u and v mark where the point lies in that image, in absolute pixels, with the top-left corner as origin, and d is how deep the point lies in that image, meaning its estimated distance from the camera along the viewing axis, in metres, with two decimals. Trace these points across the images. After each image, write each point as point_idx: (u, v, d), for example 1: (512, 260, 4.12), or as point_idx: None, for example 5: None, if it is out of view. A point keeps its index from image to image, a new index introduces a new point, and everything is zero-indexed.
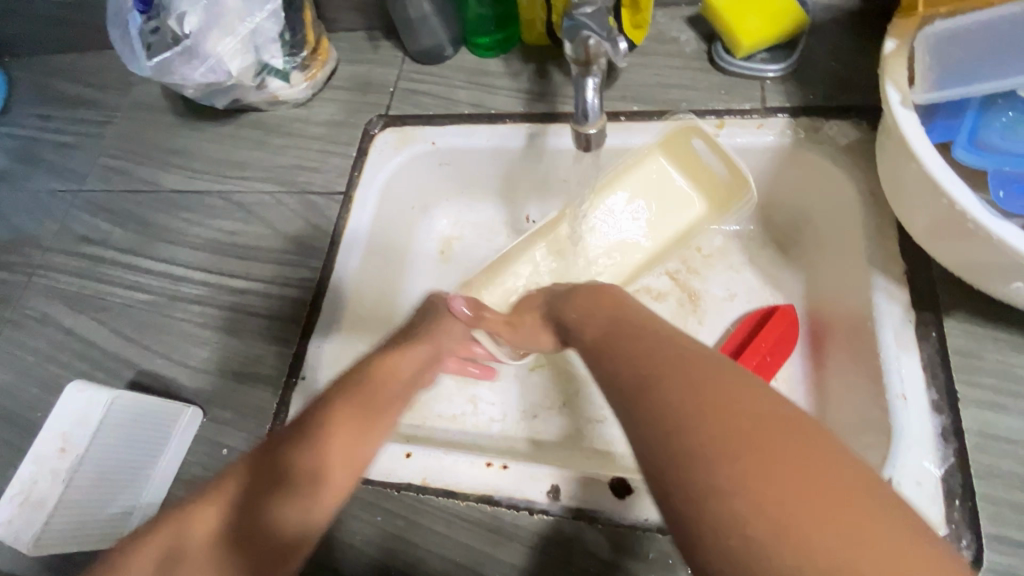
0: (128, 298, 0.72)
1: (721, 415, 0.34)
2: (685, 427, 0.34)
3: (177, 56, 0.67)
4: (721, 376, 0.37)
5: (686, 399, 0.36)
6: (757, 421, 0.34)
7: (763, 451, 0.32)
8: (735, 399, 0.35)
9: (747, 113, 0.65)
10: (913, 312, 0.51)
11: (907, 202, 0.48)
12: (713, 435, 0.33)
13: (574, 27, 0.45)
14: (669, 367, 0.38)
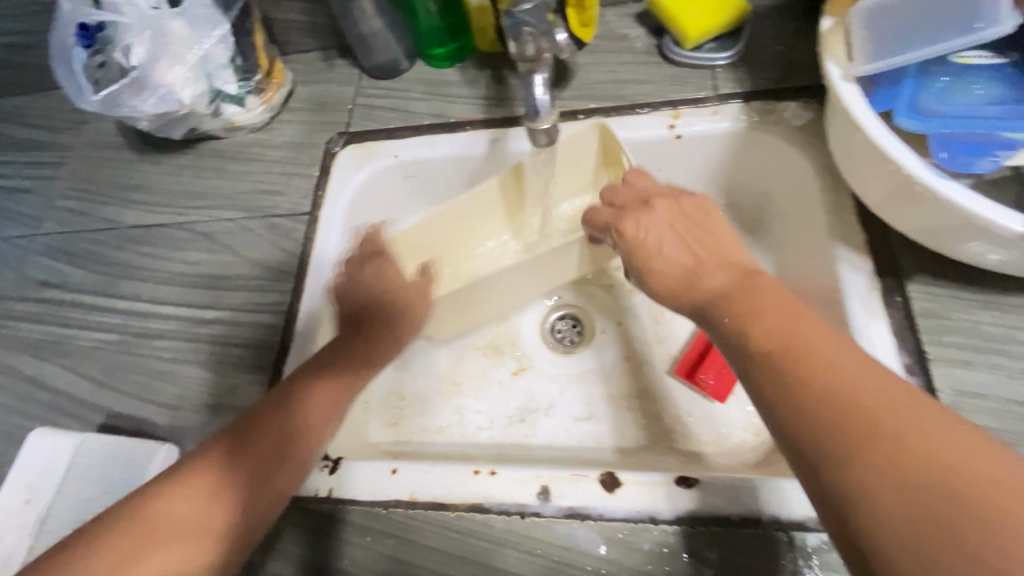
0: (93, 340, 0.70)
1: (903, 447, 0.32)
2: (887, 470, 0.32)
3: (124, 87, 0.66)
4: (901, 403, 0.34)
5: (823, 397, 0.35)
6: (895, 422, 0.33)
7: (932, 469, 0.31)
8: (874, 398, 0.34)
9: (701, 102, 0.66)
10: (877, 280, 0.52)
11: (860, 171, 0.49)
12: (918, 480, 0.31)
13: (514, 25, 0.45)
14: (842, 393, 0.35)
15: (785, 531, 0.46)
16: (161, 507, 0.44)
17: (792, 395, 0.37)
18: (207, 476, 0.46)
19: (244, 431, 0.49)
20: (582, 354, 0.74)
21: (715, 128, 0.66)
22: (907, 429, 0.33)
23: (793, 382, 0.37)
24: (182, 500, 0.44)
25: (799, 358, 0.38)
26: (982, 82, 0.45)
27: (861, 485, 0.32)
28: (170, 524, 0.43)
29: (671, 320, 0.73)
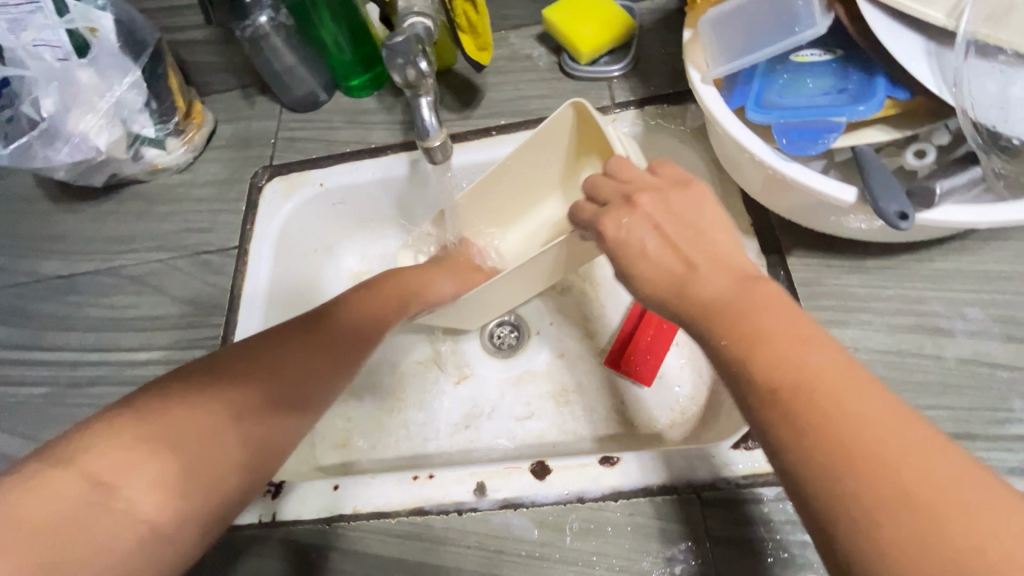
0: (20, 395, 0.68)
1: (819, 403, 0.30)
2: (796, 418, 0.31)
3: (35, 139, 0.67)
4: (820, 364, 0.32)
5: (824, 414, 0.30)
6: (900, 449, 0.28)
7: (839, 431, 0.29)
8: (875, 423, 0.29)
9: (600, 111, 0.71)
10: (763, 257, 0.58)
11: (735, 161, 0.55)
12: (823, 433, 0.30)
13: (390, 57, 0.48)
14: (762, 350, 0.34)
15: (700, 494, 0.50)
16: (134, 448, 0.40)
17: (783, 407, 0.31)
18: (199, 424, 0.43)
19: (241, 383, 0.48)
20: (521, 356, 0.77)
21: (615, 133, 0.71)
22: (910, 460, 0.28)
23: (789, 397, 0.31)
24: (167, 441, 0.41)
25: (799, 371, 0.32)
26: (815, 75, 0.51)
27: (858, 517, 0.27)
28: (155, 462, 0.40)
29: (600, 314, 0.77)
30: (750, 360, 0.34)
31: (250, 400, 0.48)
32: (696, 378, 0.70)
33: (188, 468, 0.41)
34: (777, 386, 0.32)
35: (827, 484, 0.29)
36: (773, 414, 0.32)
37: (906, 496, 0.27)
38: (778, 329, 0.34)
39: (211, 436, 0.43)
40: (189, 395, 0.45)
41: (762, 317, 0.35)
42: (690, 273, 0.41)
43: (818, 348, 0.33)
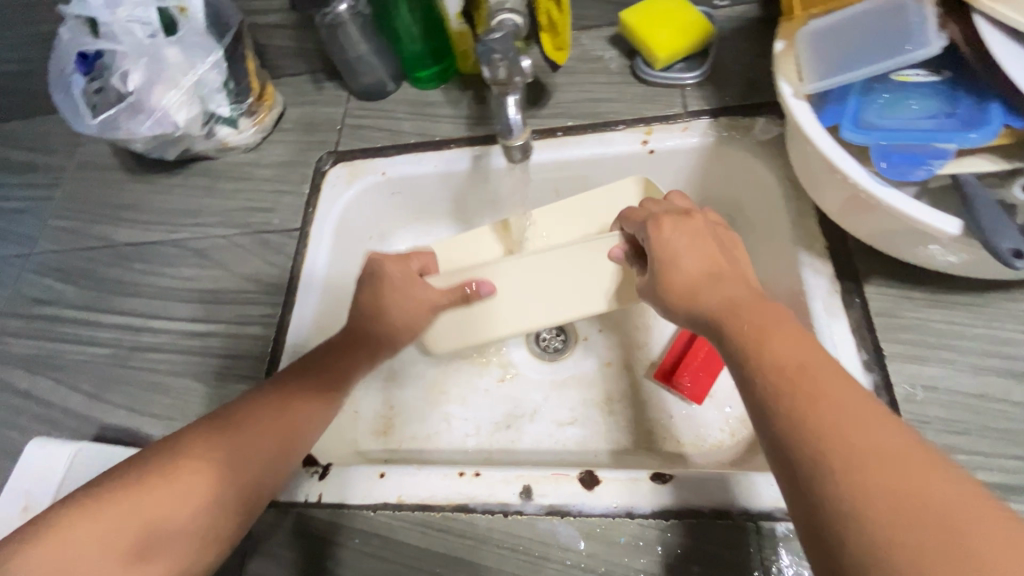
0: (86, 355, 0.71)
1: (813, 397, 0.34)
2: (798, 406, 0.34)
3: (122, 112, 0.69)
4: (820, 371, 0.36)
5: (817, 404, 0.34)
6: (875, 449, 0.31)
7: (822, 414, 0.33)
8: (859, 415, 0.33)
9: (671, 118, 0.70)
10: (837, 282, 0.55)
11: (818, 183, 0.53)
12: (825, 421, 0.33)
13: (486, 51, 0.48)
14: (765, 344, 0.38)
15: (756, 522, 0.48)
16: (136, 506, 0.43)
17: (785, 397, 0.35)
18: (179, 481, 0.45)
19: (224, 429, 0.49)
20: (567, 360, 0.76)
21: (686, 142, 0.69)
22: (888, 460, 0.31)
23: (787, 388, 0.35)
24: (158, 497, 0.44)
25: (802, 387, 0.35)
26: (919, 98, 0.49)
27: (839, 490, 0.31)
28: (149, 518, 0.43)
29: (650, 326, 0.76)
30: (768, 364, 0.37)
31: (235, 445, 0.48)
32: None
33: (179, 519, 0.44)
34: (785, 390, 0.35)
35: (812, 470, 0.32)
36: (781, 406, 0.35)
37: (883, 486, 0.30)
38: (793, 352, 0.37)
39: (196, 487, 0.45)
40: (184, 447, 0.47)
41: (779, 339, 0.38)
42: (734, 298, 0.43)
43: (826, 372, 0.35)
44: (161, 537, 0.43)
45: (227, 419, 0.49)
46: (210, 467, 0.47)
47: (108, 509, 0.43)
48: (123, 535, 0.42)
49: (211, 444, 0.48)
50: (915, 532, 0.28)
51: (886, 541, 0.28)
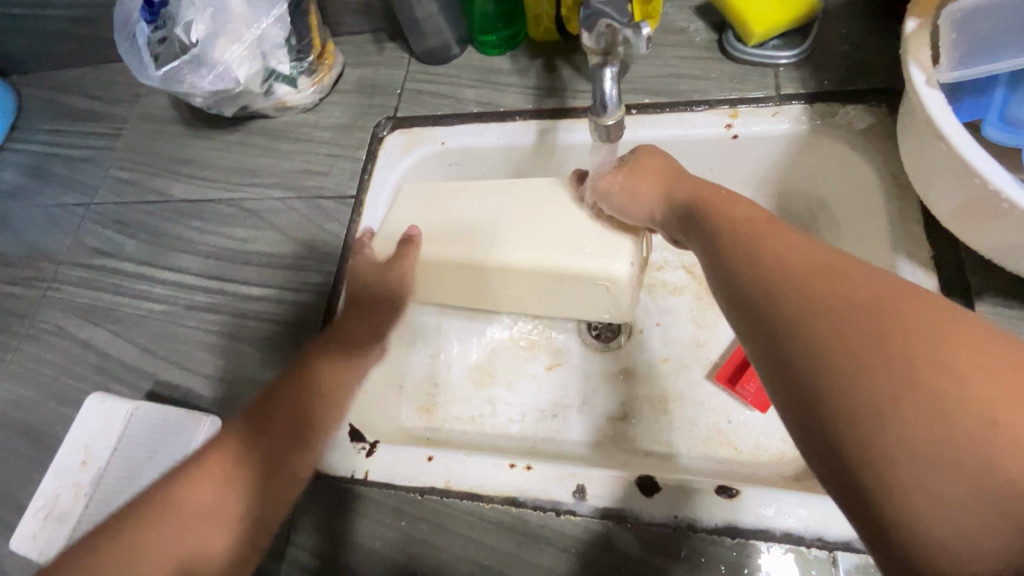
0: (142, 310, 0.72)
1: (837, 305, 0.33)
2: (823, 324, 0.32)
3: (185, 65, 0.67)
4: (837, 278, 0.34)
5: (846, 317, 0.32)
6: (919, 355, 0.30)
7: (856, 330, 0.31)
8: (901, 324, 0.31)
9: (760, 101, 0.64)
10: (943, 298, 0.51)
11: (935, 187, 0.47)
12: (851, 342, 0.31)
13: (592, 15, 0.45)
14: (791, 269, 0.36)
15: (830, 551, 0.45)
16: (181, 514, 0.45)
17: (805, 317, 0.33)
18: (218, 484, 0.47)
19: (255, 427, 0.50)
20: (619, 352, 0.72)
21: (774, 129, 0.64)
22: (908, 358, 0.30)
23: (808, 308, 0.33)
24: (200, 505, 0.46)
25: (809, 298, 0.34)
26: None
27: (884, 416, 0.29)
28: (195, 525, 0.45)
29: (712, 323, 0.72)
30: (773, 279, 0.36)
31: (263, 442, 0.49)
32: None
33: (220, 522, 0.46)
34: (789, 306, 0.34)
35: (832, 384, 0.31)
36: (794, 319, 0.34)
37: (917, 392, 0.29)
38: (797, 261, 0.36)
39: (232, 490, 0.47)
40: (210, 446, 0.49)
41: (780, 251, 0.37)
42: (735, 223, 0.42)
43: (840, 279, 0.34)
44: (209, 541, 0.45)
45: (257, 422, 0.51)
46: (243, 468, 0.48)
47: (153, 521, 0.45)
48: (175, 548, 0.44)
49: (242, 444, 0.49)
50: (931, 417, 0.28)
51: (943, 458, 0.28)
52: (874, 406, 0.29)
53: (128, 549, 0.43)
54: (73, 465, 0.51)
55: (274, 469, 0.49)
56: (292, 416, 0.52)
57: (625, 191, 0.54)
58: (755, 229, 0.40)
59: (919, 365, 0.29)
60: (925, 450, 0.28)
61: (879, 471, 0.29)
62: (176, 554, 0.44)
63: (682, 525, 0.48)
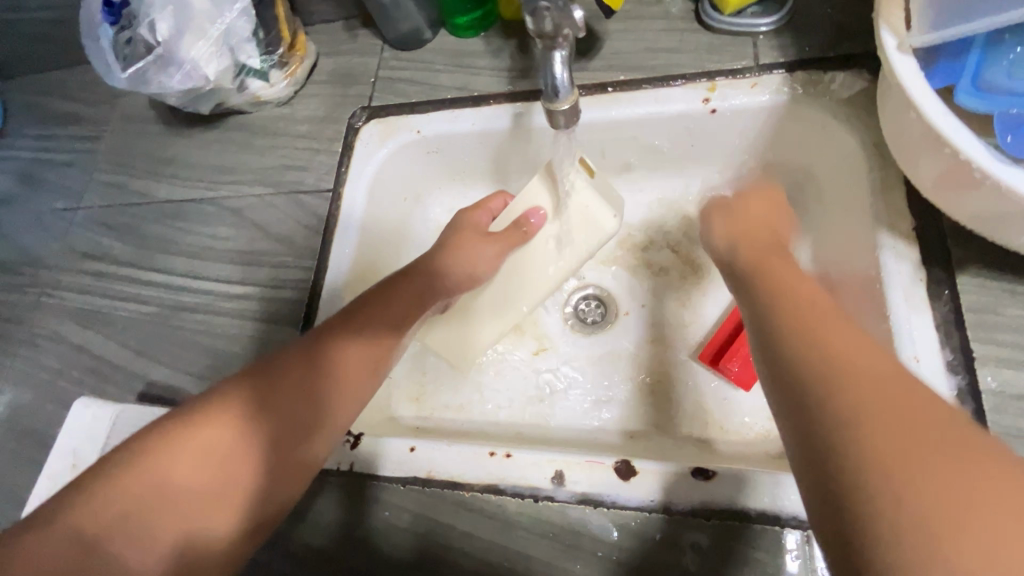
0: (131, 311, 0.73)
1: (847, 372, 0.33)
2: (834, 384, 0.33)
3: (151, 65, 0.67)
4: (859, 351, 0.35)
5: (858, 383, 0.32)
6: (925, 426, 0.30)
7: (869, 393, 0.32)
8: (911, 398, 0.31)
9: (739, 73, 0.62)
10: (924, 270, 0.50)
11: (913, 157, 0.45)
12: (861, 399, 0.32)
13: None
14: (824, 335, 0.36)
15: (804, 529, 0.45)
16: (178, 466, 0.42)
17: (822, 380, 0.34)
18: (222, 438, 0.44)
19: (269, 391, 0.47)
20: (605, 335, 0.72)
21: (753, 101, 0.62)
22: (908, 430, 0.30)
23: (823, 372, 0.34)
24: (199, 464, 0.43)
25: (835, 376, 0.33)
26: None
27: (886, 478, 0.28)
28: (195, 479, 0.43)
29: (698, 303, 0.71)
30: (803, 347, 0.36)
31: (280, 411, 0.47)
32: None
33: (221, 485, 0.43)
34: (810, 375, 0.34)
35: (845, 445, 0.30)
36: (815, 375, 0.34)
37: (921, 464, 0.28)
38: (825, 337, 0.36)
39: (237, 456, 0.44)
40: (215, 413, 0.45)
41: (817, 326, 0.37)
42: (773, 288, 0.43)
43: (858, 354, 0.34)
44: (201, 505, 0.42)
45: (272, 384, 0.48)
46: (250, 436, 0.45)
47: (152, 467, 0.42)
48: (165, 502, 0.41)
49: (255, 403, 0.47)
50: (932, 488, 0.27)
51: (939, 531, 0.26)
52: (878, 463, 0.29)
53: (118, 495, 0.40)
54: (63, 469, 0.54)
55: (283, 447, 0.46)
56: (310, 390, 0.49)
57: (726, 226, 0.54)
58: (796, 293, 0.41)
59: (925, 433, 0.29)
60: (935, 509, 0.27)
61: (873, 530, 0.28)
62: (166, 509, 0.41)
63: (655, 509, 0.48)
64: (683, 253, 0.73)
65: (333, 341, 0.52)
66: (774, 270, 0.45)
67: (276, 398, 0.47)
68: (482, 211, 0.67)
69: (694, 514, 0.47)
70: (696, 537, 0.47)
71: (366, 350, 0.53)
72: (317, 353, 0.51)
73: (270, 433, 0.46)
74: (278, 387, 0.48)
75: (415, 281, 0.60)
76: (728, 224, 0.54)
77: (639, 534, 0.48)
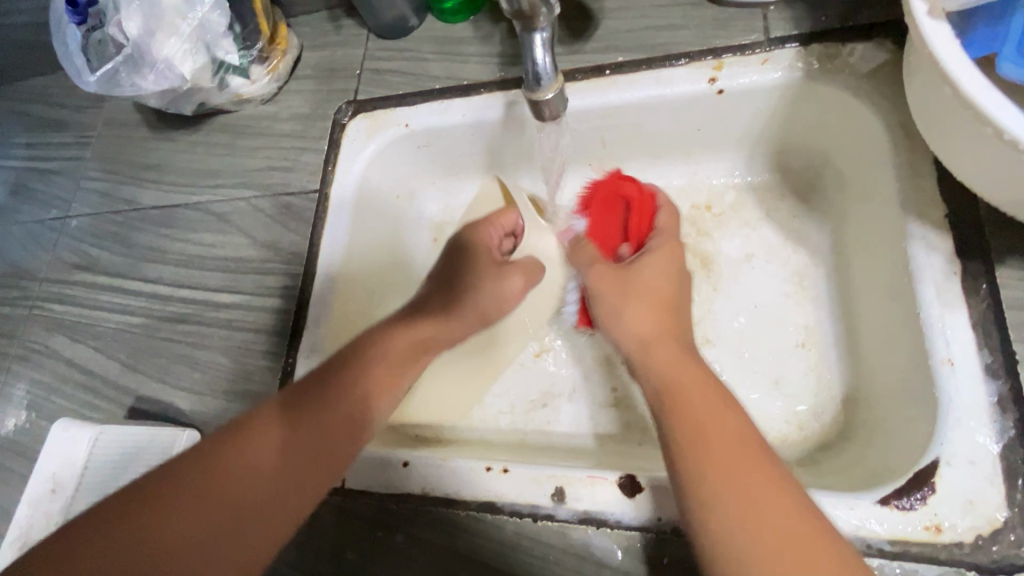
0: (120, 323, 0.71)
1: (734, 501, 0.38)
2: (720, 511, 0.38)
3: (121, 66, 0.64)
4: (749, 475, 0.39)
5: (746, 515, 0.37)
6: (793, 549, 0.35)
7: (756, 520, 0.37)
8: (785, 523, 0.36)
9: (747, 49, 0.57)
10: (958, 263, 0.45)
11: (948, 137, 0.40)
12: (745, 524, 0.37)
13: None
14: (722, 472, 0.39)
15: None
16: (206, 485, 0.42)
17: (716, 509, 0.38)
18: (259, 452, 0.45)
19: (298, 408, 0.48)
20: None
21: (764, 79, 0.56)
22: (780, 554, 0.35)
23: (715, 499, 0.38)
24: (225, 483, 0.43)
25: (707, 441, 0.41)
26: None
27: None
28: (221, 495, 0.42)
29: (707, 299, 0.65)
30: (700, 475, 0.40)
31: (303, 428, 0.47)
32: (823, 390, 0.59)
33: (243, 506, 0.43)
34: (684, 432, 0.42)
35: (698, 490, 0.39)
36: (704, 501, 0.39)
37: None
38: (707, 419, 0.42)
39: (261, 474, 0.44)
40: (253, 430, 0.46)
41: (685, 405, 0.43)
42: (677, 393, 0.45)
43: (752, 475, 0.39)
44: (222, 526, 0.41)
45: (302, 403, 0.48)
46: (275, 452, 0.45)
47: (181, 486, 0.42)
48: (190, 524, 0.41)
49: (292, 419, 0.47)
50: None
51: None
52: (731, 512, 0.38)
53: (149, 516, 0.40)
54: (44, 494, 0.52)
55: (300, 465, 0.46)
56: (341, 409, 0.49)
57: (614, 316, 0.54)
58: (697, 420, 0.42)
59: (786, 555, 0.35)
60: None
61: None
62: (191, 530, 0.41)
63: (664, 529, 0.45)
64: (691, 245, 0.67)
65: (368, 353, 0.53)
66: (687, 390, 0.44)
67: (312, 409, 0.48)
68: (494, 229, 0.64)
69: None
70: None
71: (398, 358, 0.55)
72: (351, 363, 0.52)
73: (305, 442, 0.46)
74: (314, 401, 0.49)
75: (451, 293, 0.61)
76: (621, 303, 0.54)
77: (646, 556, 0.45)
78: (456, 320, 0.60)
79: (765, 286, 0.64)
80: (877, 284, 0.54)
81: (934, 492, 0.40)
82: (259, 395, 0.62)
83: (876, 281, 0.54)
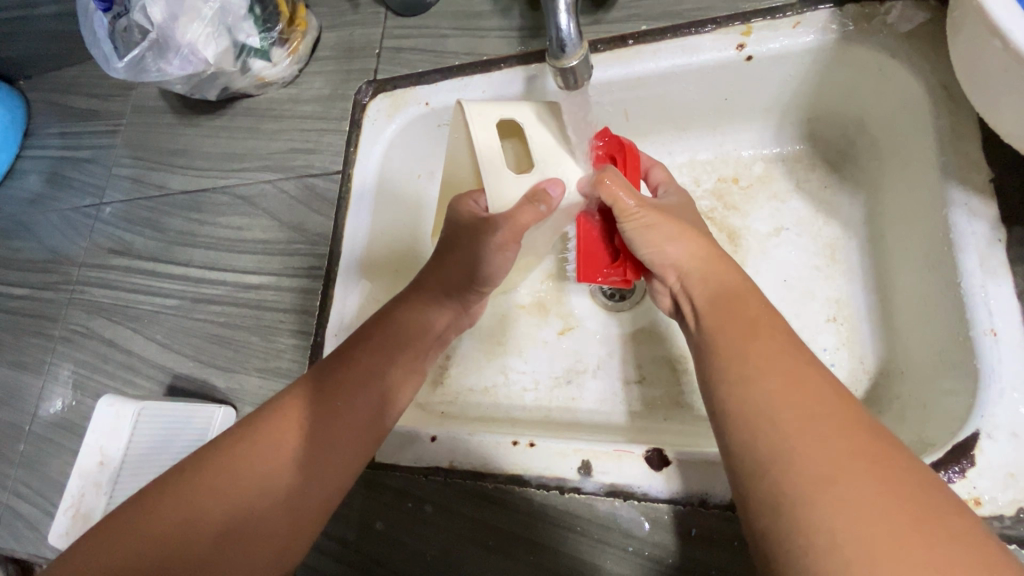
0: (155, 305, 0.73)
1: (778, 395, 0.37)
2: (759, 385, 0.38)
3: (148, 52, 0.66)
4: (780, 381, 0.38)
5: (767, 417, 0.36)
6: (810, 432, 0.34)
7: (763, 398, 0.37)
8: (817, 430, 0.34)
9: (778, 11, 0.54)
10: (1003, 229, 0.43)
11: (997, 96, 0.38)
12: (792, 424, 0.35)
13: None
14: (768, 363, 0.39)
15: None
16: (236, 462, 0.44)
17: (754, 400, 0.38)
18: (278, 440, 0.46)
19: (322, 393, 0.49)
20: (631, 312, 0.68)
21: (794, 43, 0.54)
22: (815, 455, 0.33)
23: (738, 373, 0.40)
24: (259, 461, 0.45)
25: (772, 395, 0.37)
26: None
27: (782, 470, 0.34)
28: (237, 483, 0.43)
29: None
30: (743, 373, 0.40)
31: (322, 416, 0.48)
32: (856, 363, 0.57)
33: (277, 469, 0.45)
34: (735, 389, 0.39)
35: (756, 419, 0.37)
36: (748, 411, 0.38)
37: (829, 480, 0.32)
38: (774, 386, 0.38)
39: (272, 465, 0.45)
40: (281, 405, 0.48)
41: (765, 384, 0.38)
42: (736, 304, 0.45)
43: (796, 387, 0.37)
44: (228, 524, 0.42)
45: (328, 385, 0.49)
46: (304, 435, 0.46)
47: (205, 467, 0.44)
48: (203, 502, 0.42)
49: (311, 405, 0.48)
50: (837, 491, 0.32)
51: (850, 533, 0.30)
52: (781, 432, 0.35)
53: (188, 482, 0.43)
54: (92, 465, 0.55)
55: (319, 455, 0.46)
56: (354, 401, 0.49)
57: (710, 307, 0.47)
58: (732, 327, 0.43)
59: (847, 463, 0.32)
60: (831, 515, 0.31)
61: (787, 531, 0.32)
62: (206, 509, 0.42)
63: (690, 503, 0.46)
64: (718, 219, 0.66)
65: (375, 344, 0.53)
66: (749, 315, 0.44)
67: (322, 403, 0.48)
68: (478, 195, 0.56)
69: (732, 508, 0.45)
70: (732, 531, 0.45)
71: (404, 364, 0.54)
72: (364, 351, 0.52)
73: (312, 433, 0.47)
74: (329, 396, 0.49)
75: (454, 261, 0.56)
76: (673, 242, 0.50)
77: (669, 528, 0.46)
78: (450, 304, 0.58)
79: (795, 259, 0.62)
80: (913, 254, 0.52)
81: (973, 465, 0.39)
82: (289, 372, 0.64)
83: (913, 251, 0.52)
